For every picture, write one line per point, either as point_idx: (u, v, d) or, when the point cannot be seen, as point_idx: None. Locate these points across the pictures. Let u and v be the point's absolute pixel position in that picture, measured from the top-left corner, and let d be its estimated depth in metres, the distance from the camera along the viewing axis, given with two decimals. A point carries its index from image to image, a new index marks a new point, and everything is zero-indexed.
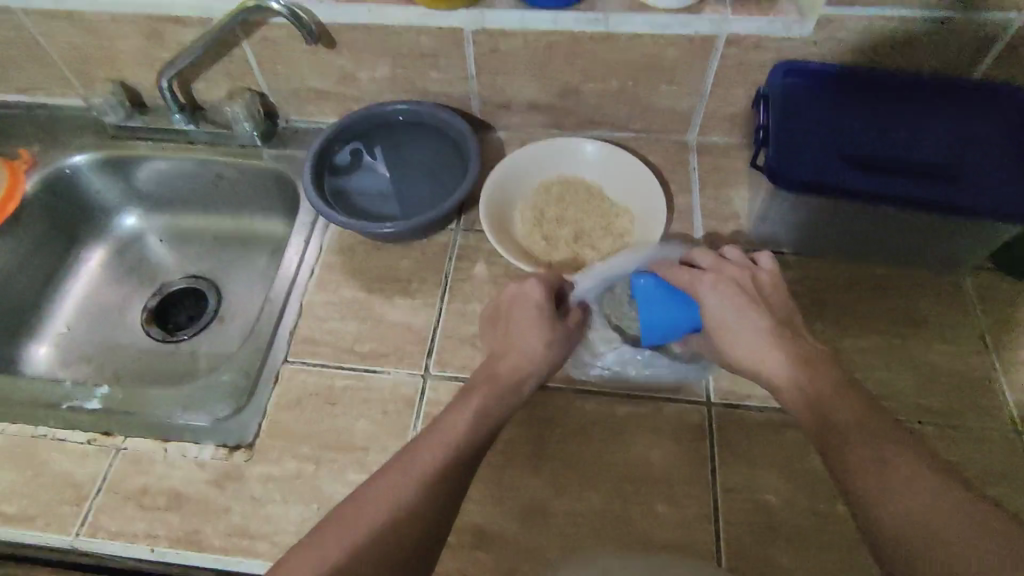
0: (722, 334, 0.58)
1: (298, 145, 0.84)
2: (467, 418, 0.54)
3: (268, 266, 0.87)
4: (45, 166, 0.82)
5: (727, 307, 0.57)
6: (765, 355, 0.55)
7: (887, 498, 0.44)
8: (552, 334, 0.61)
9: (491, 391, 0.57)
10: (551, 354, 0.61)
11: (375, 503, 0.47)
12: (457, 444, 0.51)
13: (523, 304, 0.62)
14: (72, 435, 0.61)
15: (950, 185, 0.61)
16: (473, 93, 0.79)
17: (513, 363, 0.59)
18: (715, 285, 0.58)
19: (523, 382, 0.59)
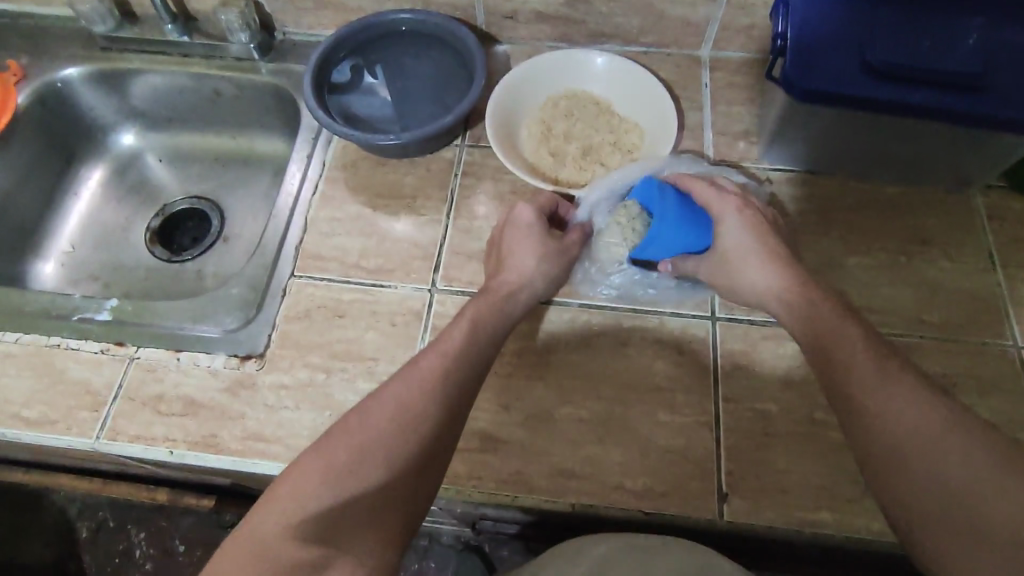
0: (736, 254, 0.58)
1: (296, 58, 0.81)
2: (465, 328, 0.55)
3: (270, 186, 0.86)
4: (35, 79, 0.79)
5: (748, 231, 0.59)
6: (772, 276, 0.56)
7: (880, 412, 0.46)
8: (547, 250, 0.61)
9: (491, 304, 0.57)
10: (546, 268, 0.61)
11: (382, 410, 0.48)
12: (460, 354, 0.52)
13: (518, 224, 0.63)
14: (86, 345, 0.62)
15: (972, 95, 0.60)
16: (478, 1, 0.75)
17: (508, 277, 0.60)
18: (741, 210, 0.60)
19: (518, 295, 0.59)
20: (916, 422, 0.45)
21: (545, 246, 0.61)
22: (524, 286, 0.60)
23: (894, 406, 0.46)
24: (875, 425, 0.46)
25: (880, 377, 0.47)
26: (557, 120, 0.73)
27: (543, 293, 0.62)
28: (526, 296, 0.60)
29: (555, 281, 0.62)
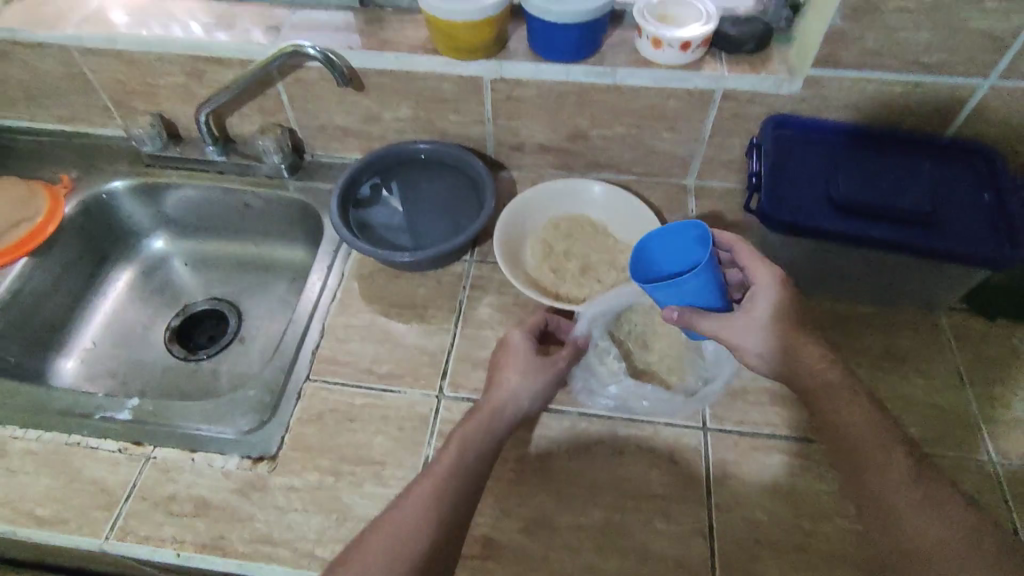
0: (769, 322, 0.60)
1: (322, 177, 0.90)
2: (454, 450, 0.57)
3: (287, 290, 0.92)
4: (83, 191, 0.87)
5: (780, 306, 0.60)
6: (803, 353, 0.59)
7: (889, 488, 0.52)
8: (536, 372, 0.64)
9: (482, 428, 0.60)
10: (533, 385, 0.63)
11: (385, 533, 0.51)
12: (453, 476, 0.55)
13: (507, 345, 0.67)
14: (104, 444, 0.65)
15: (929, 231, 0.67)
16: (489, 134, 0.85)
17: (496, 396, 0.62)
18: (777, 283, 0.61)
19: (505, 413, 0.61)
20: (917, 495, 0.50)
21: (531, 365, 0.64)
22: (511, 404, 0.62)
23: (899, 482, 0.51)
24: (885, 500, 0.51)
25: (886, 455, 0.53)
26: (557, 239, 0.80)
27: (530, 409, 0.63)
28: (514, 413, 0.62)
29: (543, 396, 0.64)
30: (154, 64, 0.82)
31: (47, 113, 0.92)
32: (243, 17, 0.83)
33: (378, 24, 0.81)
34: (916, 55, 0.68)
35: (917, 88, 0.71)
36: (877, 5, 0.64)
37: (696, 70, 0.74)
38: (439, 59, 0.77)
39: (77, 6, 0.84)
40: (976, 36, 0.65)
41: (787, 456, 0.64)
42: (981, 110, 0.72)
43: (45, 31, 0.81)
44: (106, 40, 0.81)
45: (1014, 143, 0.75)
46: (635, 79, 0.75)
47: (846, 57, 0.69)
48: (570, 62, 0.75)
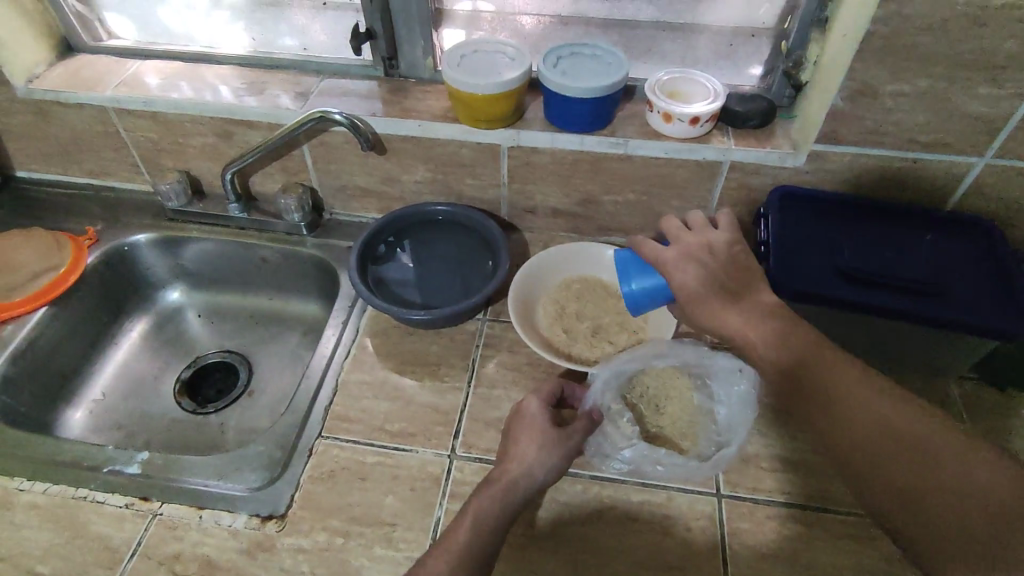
0: (691, 298, 0.65)
1: (340, 235, 0.92)
2: (467, 527, 0.56)
3: (299, 345, 0.92)
4: (106, 244, 0.90)
5: (695, 279, 0.65)
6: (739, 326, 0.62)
7: (890, 462, 0.51)
8: (549, 444, 0.62)
9: (494, 501, 0.58)
10: (547, 458, 0.62)
11: None
12: (464, 556, 0.54)
13: (522, 414, 0.66)
14: (111, 499, 0.64)
15: (934, 301, 0.69)
16: (504, 198, 0.88)
17: (509, 468, 0.61)
18: (685, 258, 0.66)
19: (518, 487, 0.60)
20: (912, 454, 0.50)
21: (545, 437, 0.63)
22: (523, 477, 0.60)
23: (891, 448, 0.51)
24: (892, 473, 0.51)
25: (869, 423, 0.53)
26: (569, 301, 0.81)
27: (544, 483, 0.62)
28: (527, 487, 0.60)
29: (558, 470, 0.62)
30: (186, 125, 0.86)
31: (78, 167, 0.95)
32: (274, 83, 0.87)
33: (401, 93, 0.85)
34: (914, 134, 0.71)
35: (916, 164, 0.74)
36: (876, 88, 0.68)
37: (704, 143, 0.78)
38: (459, 127, 0.80)
39: (117, 70, 0.89)
40: (970, 119, 0.68)
41: (803, 526, 0.63)
42: (978, 186, 0.75)
43: (85, 93, 0.85)
44: (141, 102, 0.85)
45: (1011, 218, 0.78)
46: (646, 149, 0.78)
47: (847, 135, 0.73)
48: (585, 132, 0.79)
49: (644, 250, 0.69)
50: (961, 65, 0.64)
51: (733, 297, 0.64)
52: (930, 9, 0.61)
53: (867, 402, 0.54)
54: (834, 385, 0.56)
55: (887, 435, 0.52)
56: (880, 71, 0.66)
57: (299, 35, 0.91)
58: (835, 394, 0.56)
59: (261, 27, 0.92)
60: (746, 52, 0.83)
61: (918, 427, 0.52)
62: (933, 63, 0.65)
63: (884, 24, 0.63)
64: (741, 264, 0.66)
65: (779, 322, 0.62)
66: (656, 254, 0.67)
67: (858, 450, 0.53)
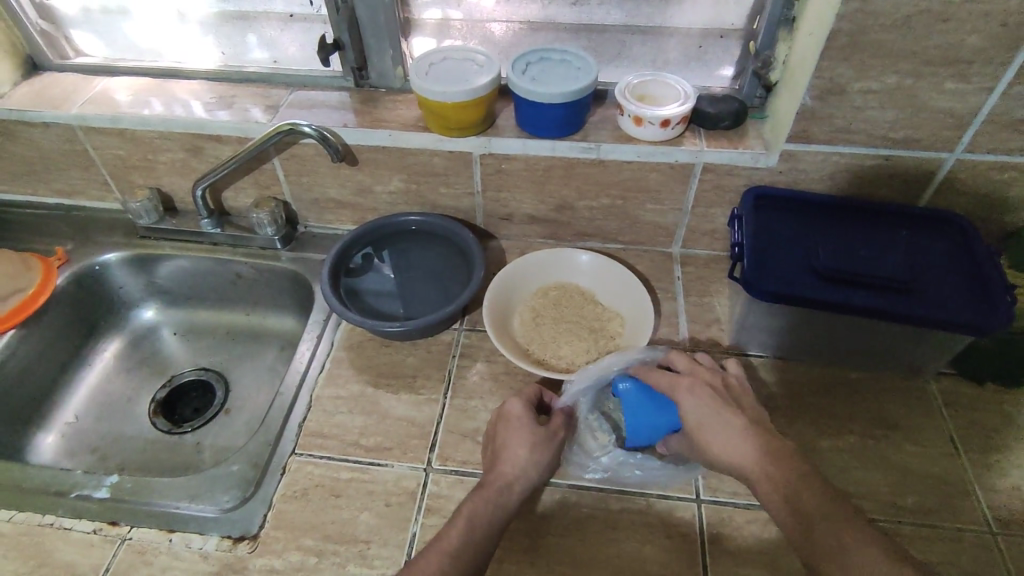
0: (700, 428, 0.59)
1: (315, 247, 0.91)
2: (461, 530, 0.55)
3: (277, 360, 0.91)
4: (77, 264, 0.88)
5: (705, 406, 0.60)
6: (737, 446, 0.57)
7: (838, 541, 0.49)
8: (539, 442, 0.63)
9: (489, 507, 0.58)
10: (538, 458, 0.62)
11: None
12: (461, 557, 0.53)
13: (507, 416, 0.65)
14: (79, 524, 0.63)
15: (908, 298, 0.68)
16: (479, 206, 0.87)
17: (502, 472, 0.61)
18: (693, 384, 0.62)
19: (513, 489, 0.60)
20: (856, 531, 0.49)
21: (535, 437, 0.63)
22: (519, 479, 0.61)
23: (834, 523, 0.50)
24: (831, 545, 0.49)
25: (816, 498, 0.52)
26: (546, 308, 0.81)
27: (536, 484, 0.62)
28: (521, 489, 0.60)
29: (548, 468, 0.63)
30: (155, 141, 0.85)
31: (47, 187, 0.94)
32: (243, 97, 0.86)
33: (372, 104, 0.85)
34: (885, 131, 0.71)
35: (889, 160, 0.74)
36: (844, 86, 0.68)
37: (676, 145, 0.77)
38: (430, 135, 0.80)
39: (84, 88, 0.88)
40: (938, 115, 0.68)
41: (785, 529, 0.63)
42: (950, 181, 0.75)
43: (50, 111, 0.84)
44: (108, 120, 0.84)
45: (985, 213, 0.78)
46: (619, 153, 0.78)
47: (818, 133, 0.73)
48: (557, 138, 0.78)
49: (652, 377, 0.65)
50: (926, 61, 0.64)
51: (727, 414, 0.59)
52: (893, 6, 0.61)
53: (759, 472, 0.55)
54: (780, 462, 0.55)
55: (834, 514, 0.50)
56: (847, 69, 0.66)
57: (269, 46, 0.90)
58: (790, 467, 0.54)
59: (230, 42, 0.90)
60: (717, 53, 0.83)
61: (802, 493, 0.52)
62: (899, 59, 0.65)
63: (848, 22, 0.62)
64: (744, 404, 0.62)
65: (763, 434, 0.57)
66: (668, 380, 0.64)
67: (803, 517, 0.51)
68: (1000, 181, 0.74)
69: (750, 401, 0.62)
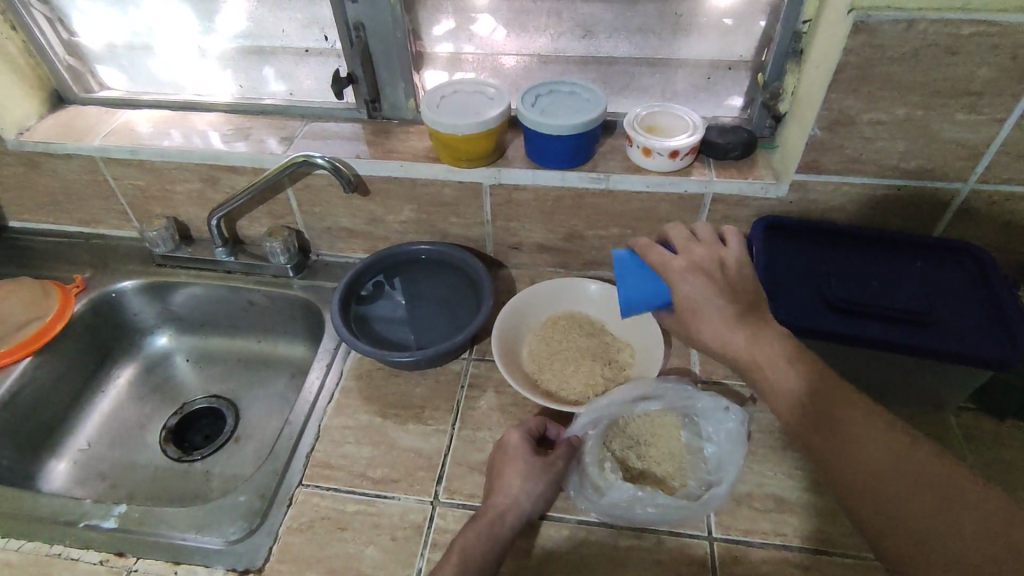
0: (694, 312, 0.62)
1: (327, 276, 0.92)
2: (455, 563, 0.56)
3: (287, 388, 0.91)
4: (93, 291, 0.90)
5: (699, 292, 0.62)
6: (731, 334, 0.60)
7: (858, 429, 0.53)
8: (534, 471, 0.63)
9: (482, 539, 0.58)
10: (533, 486, 0.62)
11: None
12: None
13: (504, 446, 0.66)
14: (85, 555, 0.63)
15: (927, 330, 0.67)
16: (488, 235, 0.88)
17: (495, 502, 0.61)
18: (693, 269, 0.63)
19: (507, 520, 0.60)
20: (950, 505, 0.48)
21: (528, 465, 0.63)
22: (512, 508, 0.61)
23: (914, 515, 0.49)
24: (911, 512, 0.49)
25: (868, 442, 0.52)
26: (555, 338, 0.80)
27: (531, 512, 0.62)
28: (515, 518, 0.61)
29: (544, 497, 0.64)
30: (173, 172, 0.87)
31: (68, 216, 0.97)
32: (260, 128, 0.88)
33: (384, 135, 0.86)
34: (896, 161, 0.71)
35: (900, 191, 0.74)
36: (852, 117, 0.68)
37: (686, 176, 0.77)
38: (441, 166, 0.81)
39: (107, 121, 0.90)
40: (950, 145, 0.68)
41: (800, 568, 0.61)
42: (964, 211, 0.74)
43: (73, 144, 0.86)
44: (128, 152, 0.86)
45: (1001, 244, 0.77)
46: (629, 183, 0.78)
47: (827, 164, 0.72)
48: (567, 168, 0.79)
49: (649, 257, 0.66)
50: (936, 92, 0.64)
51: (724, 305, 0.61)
52: (902, 38, 0.61)
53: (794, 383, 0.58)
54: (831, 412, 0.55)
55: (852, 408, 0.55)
56: (856, 100, 0.66)
57: (286, 79, 0.91)
58: (842, 434, 0.53)
59: (246, 75, 0.92)
60: (726, 85, 0.83)
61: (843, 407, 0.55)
62: (908, 91, 0.64)
63: (856, 55, 0.63)
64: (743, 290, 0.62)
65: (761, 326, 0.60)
66: (664, 262, 0.65)
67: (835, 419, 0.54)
68: (1016, 211, 0.73)
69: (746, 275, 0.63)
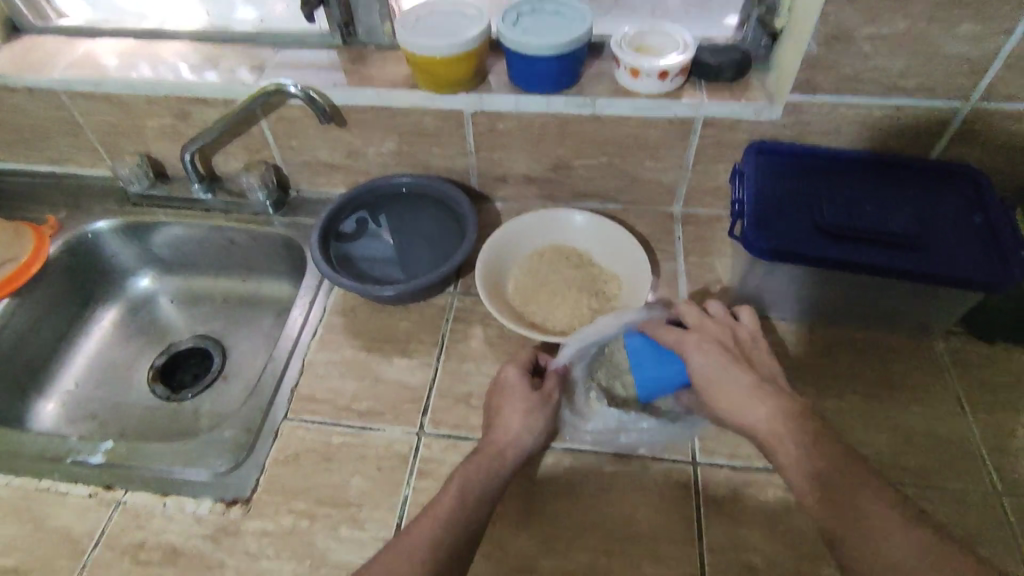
0: (705, 384, 0.58)
1: (308, 213, 0.90)
2: (454, 496, 0.54)
3: (273, 328, 0.90)
4: (69, 232, 0.88)
5: (714, 362, 0.58)
6: (750, 402, 0.55)
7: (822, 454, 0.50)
8: (533, 408, 0.63)
9: (481, 472, 0.57)
10: (533, 423, 0.62)
11: None
12: (451, 522, 0.52)
13: (502, 382, 0.65)
14: (75, 489, 0.63)
15: (919, 255, 0.65)
16: (472, 166, 0.85)
17: (496, 438, 0.61)
18: (704, 340, 0.60)
19: (507, 455, 0.60)
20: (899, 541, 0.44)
21: (528, 403, 0.63)
22: (512, 444, 0.60)
23: None
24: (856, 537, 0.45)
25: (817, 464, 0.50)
26: (540, 270, 0.79)
27: (533, 449, 0.62)
28: (516, 454, 0.60)
29: (544, 434, 0.63)
30: (141, 105, 0.83)
31: (37, 155, 0.93)
32: (229, 57, 0.84)
33: (360, 61, 0.82)
34: (896, 79, 0.67)
35: (899, 111, 0.71)
36: (852, 31, 0.64)
37: (676, 99, 0.74)
38: (419, 94, 0.77)
39: (67, 51, 0.86)
40: (952, 60, 0.65)
41: (782, 490, 0.62)
42: (963, 132, 0.71)
43: (33, 76, 0.82)
44: (92, 84, 0.82)
45: (1000, 167, 0.75)
46: (616, 108, 0.75)
47: (824, 83, 0.69)
48: (551, 93, 0.75)
49: (661, 335, 0.63)
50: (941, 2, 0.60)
51: (739, 370, 0.57)
52: None
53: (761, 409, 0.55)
54: (819, 467, 0.49)
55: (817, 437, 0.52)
56: (857, 13, 0.62)
57: (256, 5, 0.87)
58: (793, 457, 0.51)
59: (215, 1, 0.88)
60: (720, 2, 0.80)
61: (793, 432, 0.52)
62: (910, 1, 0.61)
63: None
64: (755, 361, 0.60)
65: (778, 393, 0.56)
66: (675, 338, 0.61)
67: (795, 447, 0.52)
68: (1018, 131, 0.70)
69: (762, 353, 0.61)
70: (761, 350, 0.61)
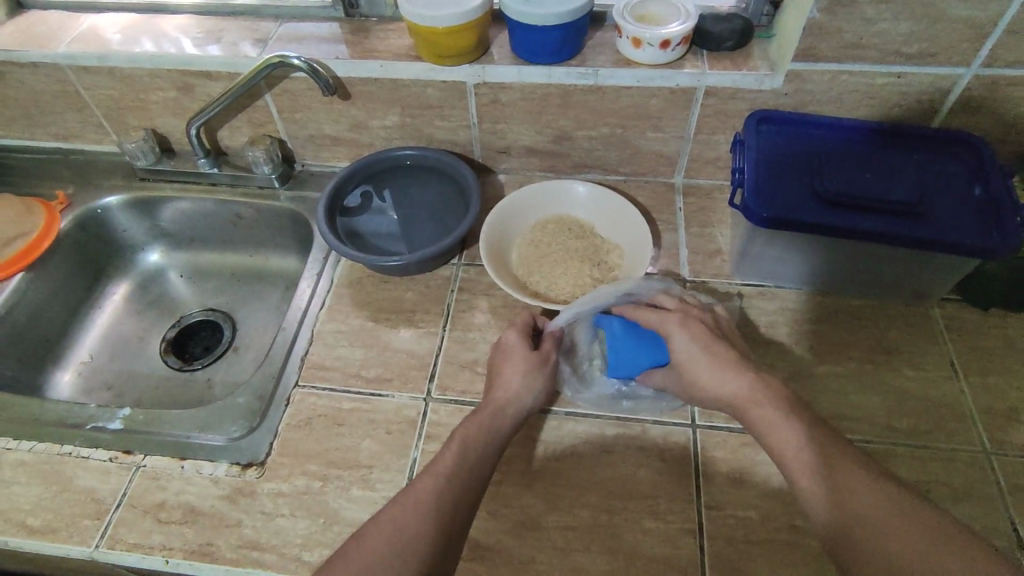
0: (688, 363, 0.59)
1: (313, 186, 0.91)
2: (456, 450, 0.57)
3: (281, 300, 0.92)
4: (78, 207, 0.89)
5: (698, 342, 0.59)
6: (729, 379, 0.57)
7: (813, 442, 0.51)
8: (532, 368, 0.65)
9: (482, 429, 0.60)
10: (532, 383, 0.64)
11: (381, 535, 0.49)
12: (455, 474, 0.54)
13: (504, 345, 0.68)
14: (96, 453, 0.65)
15: (916, 222, 0.66)
16: (475, 138, 0.85)
17: (496, 397, 0.63)
18: (687, 319, 0.61)
19: (507, 413, 0.62)
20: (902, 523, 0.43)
21: (528, 363, 0.65)
22: (512, 402, 0.62)
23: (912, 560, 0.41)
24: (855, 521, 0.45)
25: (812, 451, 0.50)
26: (544, 241, 0.80)
27: (533, 408, 0.64)
28: (516, 412, 0.62)
29: (543, 394, 0.65)
30: (145, 79, 0.84)
31: (44, 131, 0.94)
32: (232, 30, 0.84)
33: (362, 33, 0.82)
34: (898, 45, 0.67)
35: (900, 79, 0.71)
36: None
37: (677, 69, 0.74)
38: (422, 66, 0.77)
39: (70, 26, 0.86)
40: (954, 25, 0.65)
41: None
42: (964, 99, 0.72)
43: (37, 51, 0.83)
44: (97, 58, 0.82)
45: (1000, 134, 0.75)
46: (618, 78, 0.75)
47: (826, 50, 0.69)
48: (553, 64, 0.76)
49: (639, 315, 0.64)
50: None
51: (721, 350, 0.59)
52: None
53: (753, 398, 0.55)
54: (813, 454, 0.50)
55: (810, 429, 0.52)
56: None
57: None
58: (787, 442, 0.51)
59: None
60: None
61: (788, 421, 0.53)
62: None
63: None
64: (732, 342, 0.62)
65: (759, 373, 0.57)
66: (656, 319, 0.63)
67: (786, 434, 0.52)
68: (1018, 99, 0.71)
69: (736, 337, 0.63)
70: (733, 336, 0.63)
